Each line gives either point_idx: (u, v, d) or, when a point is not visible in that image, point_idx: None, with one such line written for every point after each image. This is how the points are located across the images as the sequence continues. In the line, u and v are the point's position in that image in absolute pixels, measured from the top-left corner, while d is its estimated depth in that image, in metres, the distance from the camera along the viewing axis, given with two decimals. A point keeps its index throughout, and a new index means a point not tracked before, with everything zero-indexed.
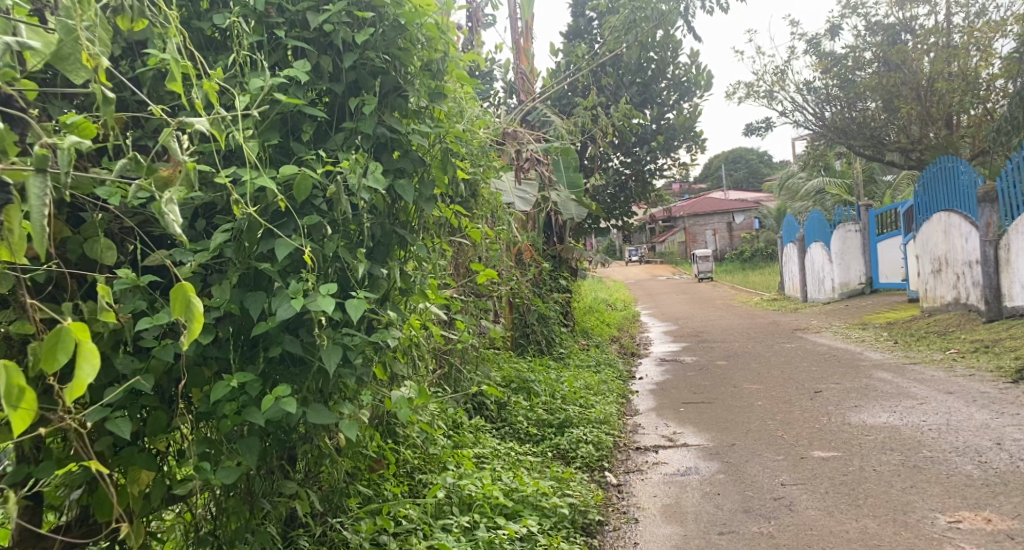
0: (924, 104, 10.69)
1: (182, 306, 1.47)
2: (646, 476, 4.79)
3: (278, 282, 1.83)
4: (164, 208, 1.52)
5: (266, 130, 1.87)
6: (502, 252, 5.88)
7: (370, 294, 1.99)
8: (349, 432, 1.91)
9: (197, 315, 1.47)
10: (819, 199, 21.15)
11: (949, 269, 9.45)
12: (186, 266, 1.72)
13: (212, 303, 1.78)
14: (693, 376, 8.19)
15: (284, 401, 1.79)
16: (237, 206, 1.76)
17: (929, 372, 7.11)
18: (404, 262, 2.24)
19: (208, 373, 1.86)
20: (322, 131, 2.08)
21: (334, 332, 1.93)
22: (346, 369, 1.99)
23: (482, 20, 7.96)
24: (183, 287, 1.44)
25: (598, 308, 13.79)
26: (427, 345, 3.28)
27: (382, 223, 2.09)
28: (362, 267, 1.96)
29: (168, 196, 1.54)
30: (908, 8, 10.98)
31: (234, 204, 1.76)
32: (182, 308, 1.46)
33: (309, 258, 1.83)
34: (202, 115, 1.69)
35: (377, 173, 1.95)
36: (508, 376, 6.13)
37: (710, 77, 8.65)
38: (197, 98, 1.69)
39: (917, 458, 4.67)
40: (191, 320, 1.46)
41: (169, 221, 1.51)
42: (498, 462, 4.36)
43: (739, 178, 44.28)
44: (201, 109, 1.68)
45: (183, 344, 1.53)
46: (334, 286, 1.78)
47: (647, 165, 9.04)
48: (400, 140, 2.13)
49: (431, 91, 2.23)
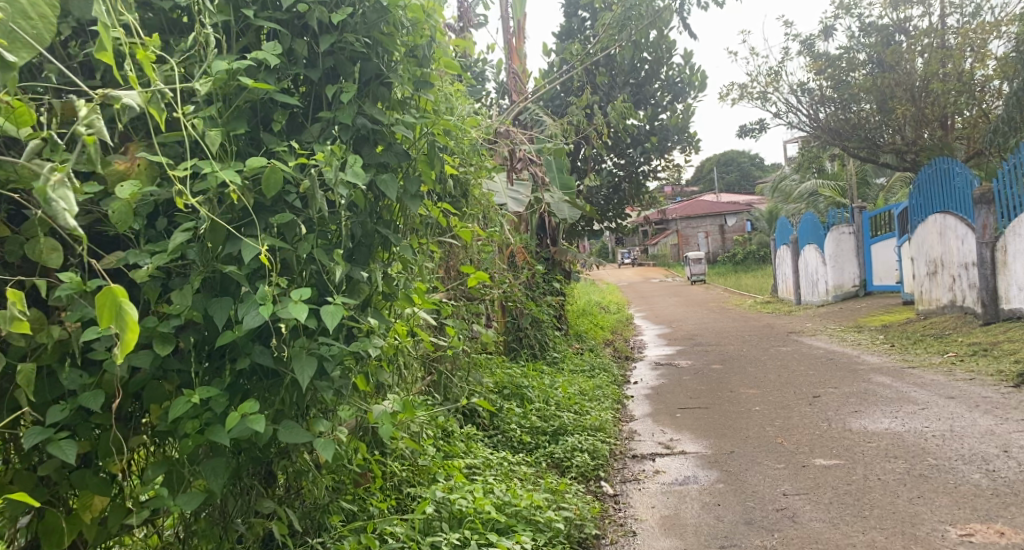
0: (919, 105, 10.56)
1: (111, 312, 1.28)
2: (643, 485, 4.63)
3: (245, 287, 1.66)
4: (50, 193, 1.31)
5: (234, 118, 1.69)
6: (494, 255, 5.71)
7: (349, 300, 1.81)
8: (327, 452, 1.76)
9: (130, 325, 1.29)
10: (811, 201, 21.06)
11: (945, 272, 9.32)
12: (142, 270, 1.56)
13: (172, 310, 1.61)
14: (688, 380, 8.03)
15: (252, 418, 1.62)
16: (182, 197, 1.58)
17: (929, 376, 6.96)
18: (389, 264, 2.06)
19: (170, 388, 1.67)
20: (293, 118, 1.90)
21: (309, 341, 1.75)
22: (323, 382, 1.81)
23: (473, 20, 7.81)
24: (112, 291, 1.26)
25: (591, 311, 13.64)
26: (413, 352, 3.11)
27: (363, 221, 1.93)
28: (340, 270, 1.79)
29: (57, 181, 1.32)
30: (903, 9, 10.86)
31: (179, 195, 1.58)
32: (110, 317, 1.28)
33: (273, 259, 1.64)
34: (134, 88, 1.54)
35: (358, 167, 1.79)
36: (501, 382, 5.95)
37: (704, 78, 8.47)
38: (131, 71, 1.53)
39: (922, 466, 4.52)
40: (123, 329, 1.28)
41: (58, 209, 1.29)
42: (491, 474, 4.17)
43: (731, 180, 44.28)
44: (134, 81, 1.52)
45: (116, 357, 1.35)
46: (307, 292, 1.62)
47: (641, 166, 8.87)
48: (383, 131, 1.96)
49: (416, 78, 2.07)
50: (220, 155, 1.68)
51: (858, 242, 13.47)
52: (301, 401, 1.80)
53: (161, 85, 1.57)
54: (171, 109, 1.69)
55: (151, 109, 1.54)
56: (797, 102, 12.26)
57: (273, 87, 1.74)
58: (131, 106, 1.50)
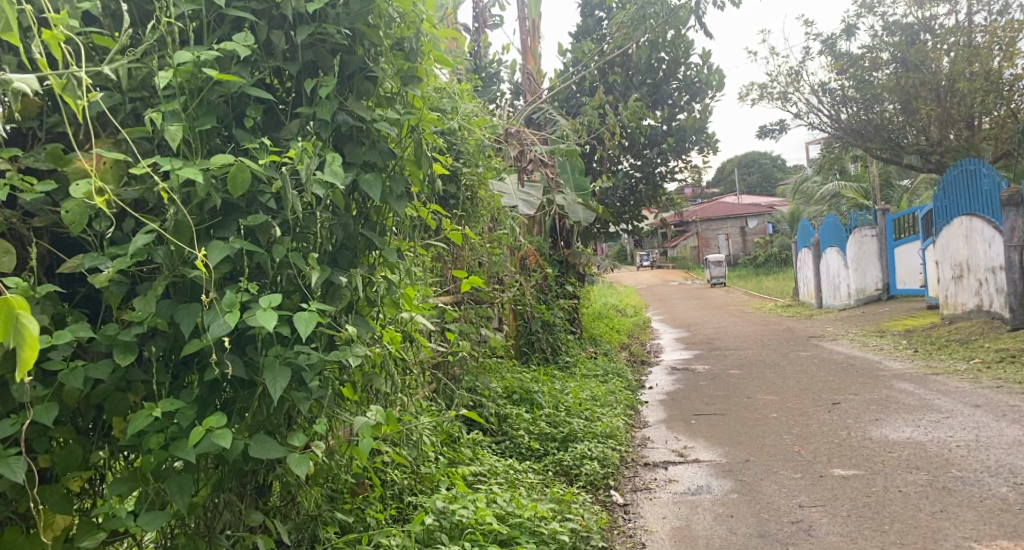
0: (944, 106, 10.31)
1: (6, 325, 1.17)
2: (654, 495, 4.50)
3: (211, 294, 1.56)
4: None
5: (204, 113, 1.59)
6: (503, 258, 5.59)
7: (327, 306, 1.70)
8: (303, 469, 1.65)
9: (28, 340, 1.17)
10: (834, 203, 20.75)
11: (970, 275, 9.09)
12: (102, 275, 1.47)
13: (134, 318, 1.51)
14: (705, 385, 7.87)
15: (219, 433, 1.51)
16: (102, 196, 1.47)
17: (954, 384, 6.76)
18: (373, 269, 1.96)
19: (134, 400, 1.59)
20: (271, 112, 1.81)
21: (284, 350, 1.65)
22: (300, 393, 1.70)
23: (489, 21, 7.72)
24: (7, 303, 1.15)
25: (608, 314, 13.50)
26: (411, 356, 3.00)
27: (344, 223, 1.83)
28: (317, 274, 1.67)
29: None
30: (927, 8, 10.62)
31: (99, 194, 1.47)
32: (5, 330, 1.17)
33: (203, 264, 1.50)
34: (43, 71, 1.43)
35: (336, 166, 1.69)
36: (510, 388, 5.82)
37: (722, 77, 8.29)
38: (40, 53, 1.44)
39: (946, 479, 4.35)
40: (21, 346, 1.17)
41: None
42: (496, 483, 4.05)
43: (752, 182, 43.82)
44: (44, 65, 1.42)
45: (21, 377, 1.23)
46: (276, 298, 1.51)
47: (658, 167, 8.73)
48: (366, 129, 1.86)
49: (403, 73, 1.96)
50: (186, 152, 1.58)
51: (881, 245, 13.23)
52: (276, 415, 1.69)
53: (76, 69, 1.47)
54: (126, 101, 1.60)
55: (64, 96, 1.44)
56: (819, 102, 12.09)
57: (247, 81, 1.64)
58: (29, 91, 1.39)
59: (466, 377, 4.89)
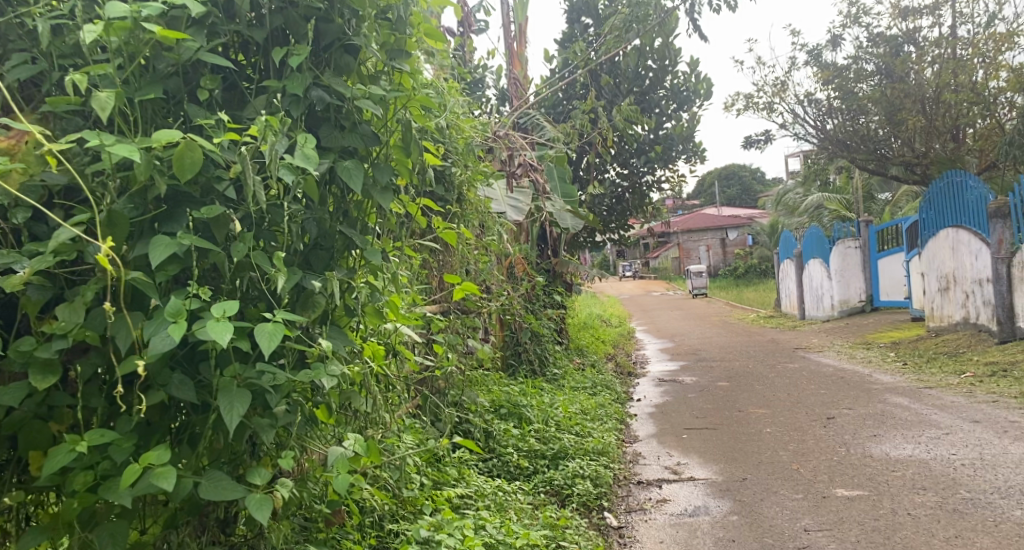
0: (929, 117, 10.18)
1: None
2: (650, 516, 4.24)
3: (154, 300, 1.25)
4: None
5: (148, 83, 1.31)
6: (490, 266, 5.34)
7: (295, 316, 1.41)
8: (267, 509, 1.33)
9: None
10: (816, 215, 20.68)
11: (957, 288, 8.93)
12: (13, 274, 1.17)
13: (55, 330, 1.20)
14: (694, 398, 7.62)
15: (158, 473, 1.19)
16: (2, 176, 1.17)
17: (949, 398, 6.56)
18: (353, 272, 1.67)
19: (57, 431, 1.29)
20: (231, 86, 1.52)
21: (244, 370, 1.35)
22: (264, 421, 1.40)
23: (475, 26, 7.46)
24: None
25: (593, 325, 13.22)
26: (389, 373, 2.72)
27: (319, 218, 1.55)
28: (284, 278, 1.38)
29: None
30: (912, 19, 10.51)
31: None
32: None
33: (106, 260, 1.17)
34: None
35: (308, 149, 1.42)
36: (497, 402, 5.54)
37: (710, 86, 8.05)
38: None
39: (955, 501, 4.11)
40: None
41: None
42: (484, 507, 3.77)
43: (732, 194, 43.91)
44: None
45: None
46: (231, 307, 1.22)
47: (644, 176, 8.47)
48: (346, 109, 1.60)
49: (388, 47, 1.69)
50: (125, 128, 1.28)
51: (865, 256, 13.04)
52: (234, 444, 1.39)
53: None
54: (44, 62, 1.31)
55: None
56: (804, 112, 11.94)
57: (201, 44, 1.35)
58: None
59: (450, 392, 4.64)
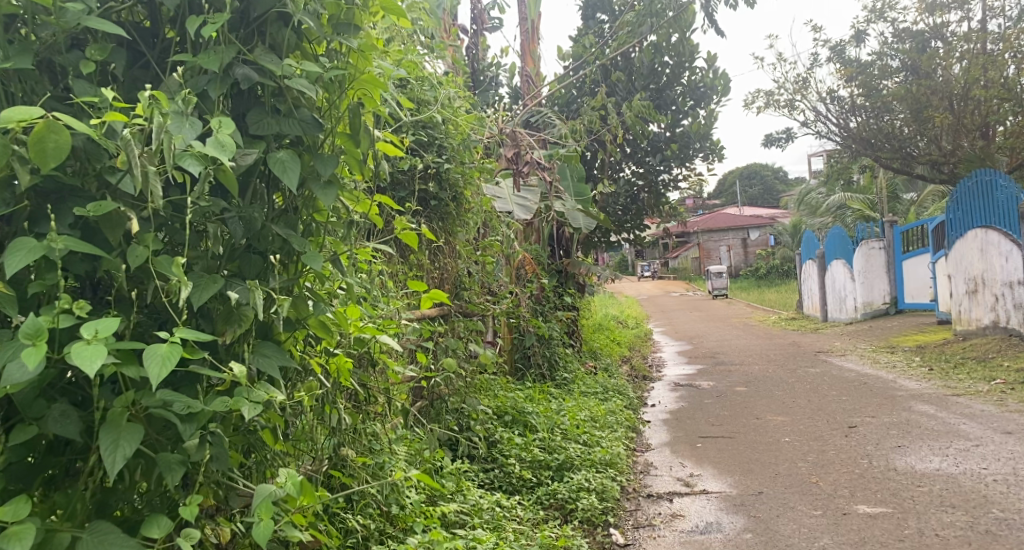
0: (956, 114, 9.74)
1: None
2: (658, 533, 3.98)
3: (15, 315, 1.04)
4: None
5: (17, 52, 1.11)
6: (493, 268, 5.12)
7: (205, 334, 1.19)
8: None
9: None
10: (839, 215, 20.22)
11: (985, 291, 8.55)
12: None
13: None
14: (710, 404, 7.34)
15: (13, 532, 1.01)
16: None
17: (978, 407, 6.23)
18: (296, 280, 1.44)
19: None
20: (143, 63, 1.31)
21: (139, 398, 1.14)
22: (168, 460, 1.18)
23: (487, 23, 7.14)
24: None
25: (608, 326, 12.95)
26: (364, 384, 2.47)
27: (246, 216, 1.33)
28: (188, 290, 1.16)
29: None
30: (939, 14, 10.15)
31: None
32: None
33: None
34: None
35: (224, 135, 1.20)
36: (502, 408, 5.28)
37: (727, 82, 7.71)
38: None
39: (987, 521, 3.80)
40: None
41: None
42: (479, 525, 3.51)
43: (754, 194, 43.39)
44: None
45: None
46: (101, 327, 1.01)
47: (660, 175, 8.17)
48: (281, 90, 1.36)
49: (334, 18, 1.43)
50: None
51: (889, 258, 12.58)
52: (137, 482, 1.20)
53: None
54: None
55: None
56: (826, 110, 11.60)
57: (88, 6, 1.15)
58: None
59: (448, 400, 4.39)
